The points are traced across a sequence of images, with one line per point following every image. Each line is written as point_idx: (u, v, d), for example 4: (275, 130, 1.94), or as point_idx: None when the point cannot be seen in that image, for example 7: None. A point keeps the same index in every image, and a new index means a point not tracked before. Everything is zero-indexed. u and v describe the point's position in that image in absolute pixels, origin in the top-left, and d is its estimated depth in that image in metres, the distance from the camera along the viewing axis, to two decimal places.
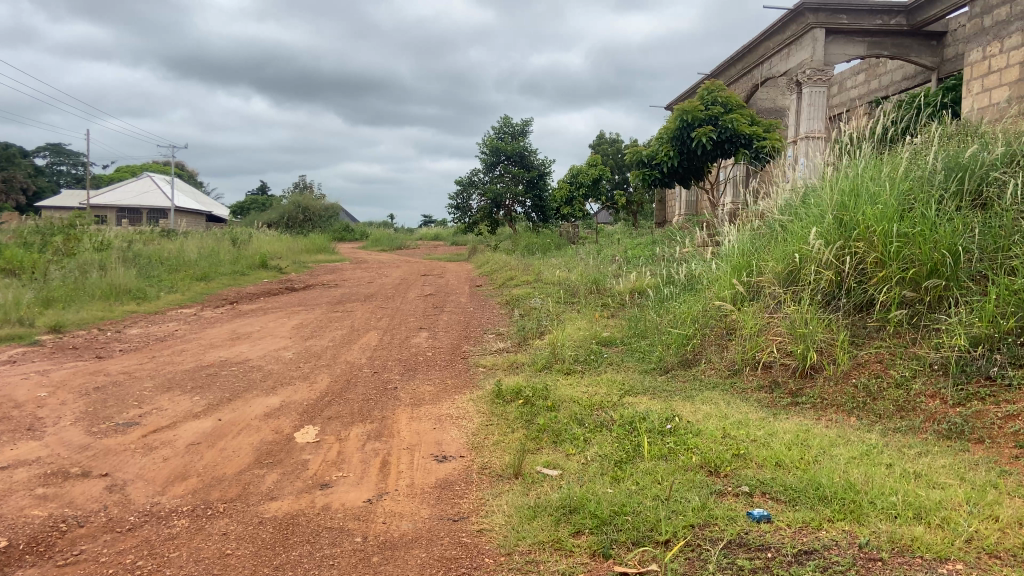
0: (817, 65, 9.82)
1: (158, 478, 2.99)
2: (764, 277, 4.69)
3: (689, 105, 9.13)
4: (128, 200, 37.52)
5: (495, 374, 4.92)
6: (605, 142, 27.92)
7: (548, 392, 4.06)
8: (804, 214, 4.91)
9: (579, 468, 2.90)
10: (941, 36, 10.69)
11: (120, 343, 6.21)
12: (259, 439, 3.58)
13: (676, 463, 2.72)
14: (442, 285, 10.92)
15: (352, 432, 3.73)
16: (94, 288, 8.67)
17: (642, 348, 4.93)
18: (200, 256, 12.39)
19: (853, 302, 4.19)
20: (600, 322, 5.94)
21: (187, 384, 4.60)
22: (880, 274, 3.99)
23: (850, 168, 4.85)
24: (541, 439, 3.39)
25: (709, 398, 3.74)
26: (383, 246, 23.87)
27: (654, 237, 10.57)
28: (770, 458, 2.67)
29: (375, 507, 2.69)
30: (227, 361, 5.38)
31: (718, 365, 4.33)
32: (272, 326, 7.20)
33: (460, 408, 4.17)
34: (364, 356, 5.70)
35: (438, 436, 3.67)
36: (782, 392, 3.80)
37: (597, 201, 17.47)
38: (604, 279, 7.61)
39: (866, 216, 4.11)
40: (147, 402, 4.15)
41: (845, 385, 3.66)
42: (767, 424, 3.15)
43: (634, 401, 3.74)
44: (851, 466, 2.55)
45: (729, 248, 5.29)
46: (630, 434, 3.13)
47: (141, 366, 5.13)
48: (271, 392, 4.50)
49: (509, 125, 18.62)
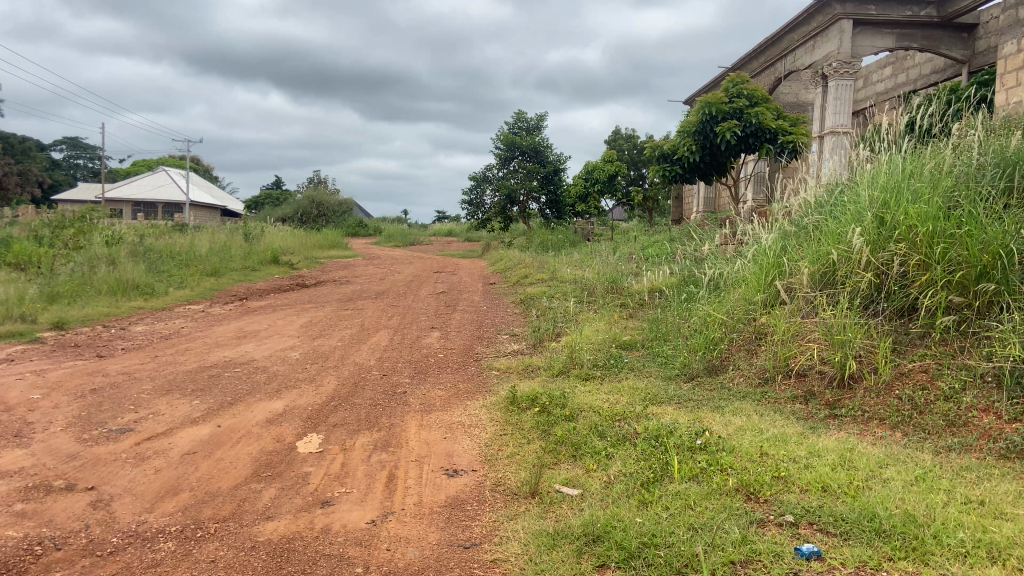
0: (844, 58, 9.48)
1: (147, 492, 2.78)
2: (796, 278, 4.42)
3: (713, 97, 8.84)
4: (144, 194, 37.59)
5: (508, 379, 4.68)
6: (621, 139, 27.65)
7: (567, 400, 3.83)
8: (840, 212, 4.63)
9: (601, 488, 2.66)
10: (973, 28, 10.33)
11: (123, 341, 6.02)
12: (258, 448, 3.36)
13: (709, 486, 2.47)
14: (454, 282, 10.69)
15: (357, 442, 3.50)
16: (101, 283, 8.52)
17: (665, 352, 4.68)
18: (211, 250, 12.22)
19: (894, 306, 3.91)
20: (619, 324, 5.69)
21: (188, 387, 4.39)
22: (923, 278, 3.71)
23: (888, 162, 4.57)
24: (560, 453, 3.16)
25: (740, 409, 3.47)
26: (396, 242, 23.73)
27: (672, 235, 10.28)
28: (815, 482, 2.41)
29: (379, 531, 2.46)
30: (231, 361, 5.18)
31: (748, 372, 4.06)
32: (280, 324, 7.00)
33: (472, 416, 3.93)
34: (373, 357, 5.47)
35: (448, 447, 3.43)
36: (818, 404, 3.53)
37: (612, 197, 16.93)
38: (622, 277, 7.35)
39: (909, 214, 3.83)
40: (144, 406, 3.94)
41: (888, 397, 3.38)
42: (808, 440, 2.90)
43: (660, 413, 3.49)
44: (908, 495, 2.29)
45: (758, 247, 5.02)
46: (655, 451, 2.88)
47: (142, 366, 4.94)
48: (275, 396, 4.28)
49: (525, 120, 18.38)
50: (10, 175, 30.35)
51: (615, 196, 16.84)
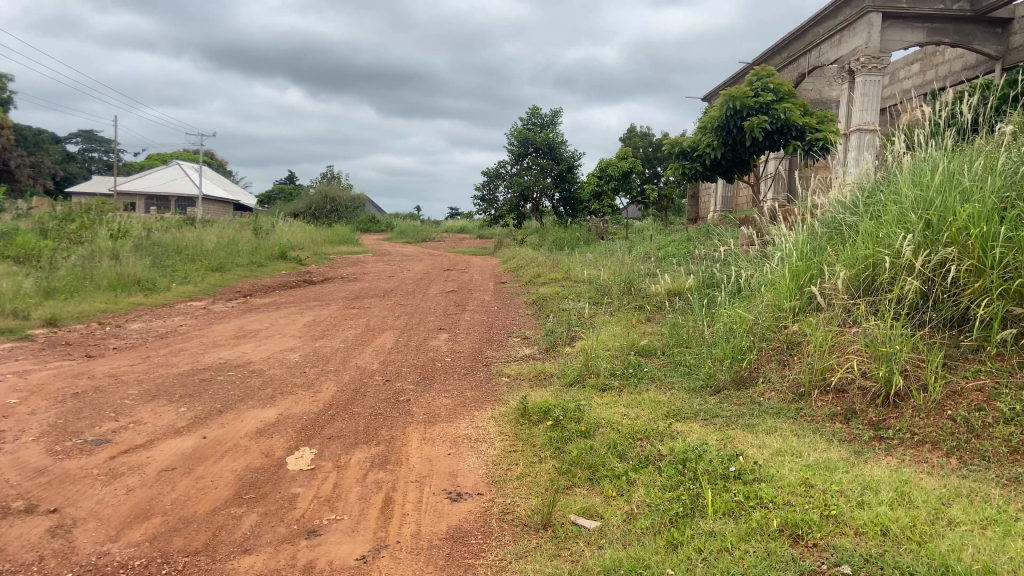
0: (872, 53, 9.08)
1: (113, 518, 2.54)
2: (832, 283, 4.07)
3: (738, 91, 8.48)
4: (157, 187, 37.52)
5: (520, 387, 4.39)
6: (636, 136, 27.25)
7: (582, 414, 3.51)
8: (878, 211, 4.28)
9: (623, 521, 2.36)
10: (1007, 23, 9.93)
11: (116, 339, 5.77)
12: (244, 464, 3.07)
13: (748, 525, 2.16)
14: (465, 281, 10.41)
15: (353, 457, 3.20)
16: (102, 277, 8.29)
17: (688, 361, 4.35)
18: (218, 245, 11.98)
19: (943, 316, 3.55)
20: (637, 328, 5.37)
21: (176, 392, 4.12)
22: (976, 285, 3.36)
23: (929, 158, 4.21)
24: (575, 476, 2.86)
25: (775, 429, 3.14)
26: (408, 238, 23.50)
27: (690, 235, 9.97)
28: (871, 523, 2.09)
29: (369, 570, 2.17)
30: (225, 364, 4.90)
31: (780, 387, 3.72)
32: (282, 323, 6.73)
33: (480, 429, 3.63)
34: (377, 360, 5.17)
35: (452, 465, 3.13)
36: (861, 424, 3.19)
37: (627, 195, 16.53)
38: (639, 279, 7.03)
39: (959, 215, 3.48)
40: (126, 414, 3.69)
41: (939, 418, 3.03)
42: (855, 469, 2.57)
43: (685, 430, 3.17)
44: (984, 541, 1.96)
45: (786, 248, 4.67)
46: (682, 479, 2.57)
47: (131, 368, 4.69)
48: (268, 403, 4.00)
49: (539, 115, 18.03)
50: (24, 167, 30.33)
51: (629, 193, 16.49)
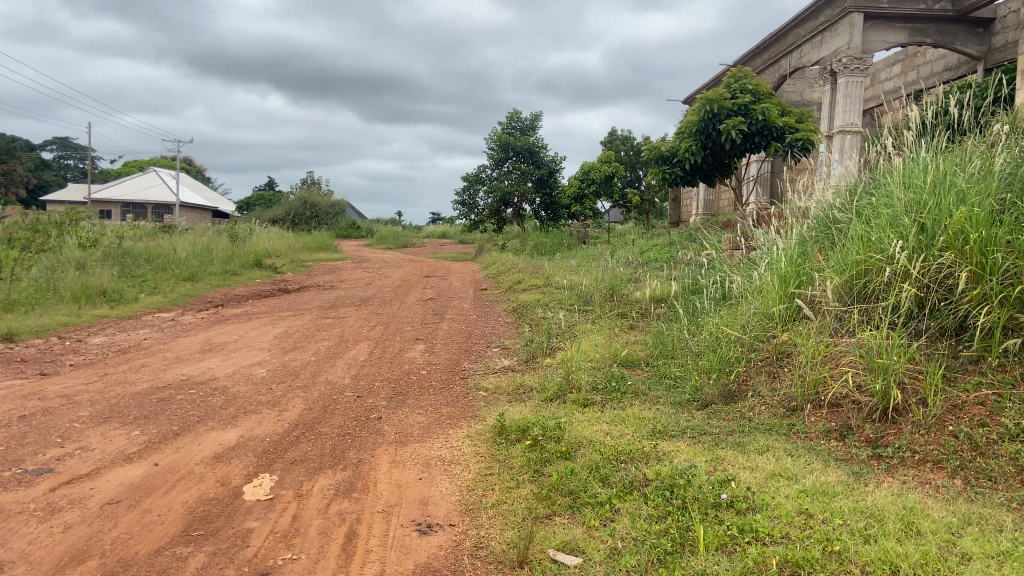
0: (854, 53, 8.98)
1: (45, 560, 2.30)
2: (822, 290, 3.90)
3: (715, 93, 8.34)
4: (133, 195, 36.93)
5: (496, 402, 4.17)
6: (618, 140, 27.19)
7: (563, 432, 3.31)
8: (869, 214, 4.11)
9: (607, 558, 2.16)
10: (988, 23, 9.89)
11: (74, 355, 5.49)
12: (196, 495, 2.83)
13: (744, 564, 1.96)
14: (444, 288, 10.20)
15: (316, 485, 2.96)
16: (65, 289, 7.99)
17: (673, 374, 4.15)
18: (190, 252, 11.66)
19: (940, 325, 3.38)
20: (620, 338, 5.18)
21: (131, 413, 3.87)
22: (975, 292, 3.19)
23: (919, 159, 4.06)
24: (555, 503, 2.66)
25: (768, 448, 2.95)
26: (389, 244, 23.24)
27: (671, 239, 9.82)
28: (879, 561, 1.90)
29: None
30: (188, 380, 4.64)
31: (770, 401, 3.54)
32: (251, 335, 6.47)
33: (454, 450, 3.41)
34: (349, 374, 4.94)
35: (423, 492, 2.91)
36: (857, 441, 3.00)
37: (608, 198, 16.39)
38: (621, 285, 6.84)
39: (955, 218, 3.32)
40: (73, 439, 3.44)
41: (940, 435, 2.84)
42: (857, 494, 2.38)
43: (671, 451, 2.97)
44: None
45: (773, 253, 4.50)
46: (670, 509, 2.36)
47: (86, 387, 4.43)
48: (229, 423, 3.75)
49: (518, 120, 17.86)
50: None
51: (611, 198, 16.36)
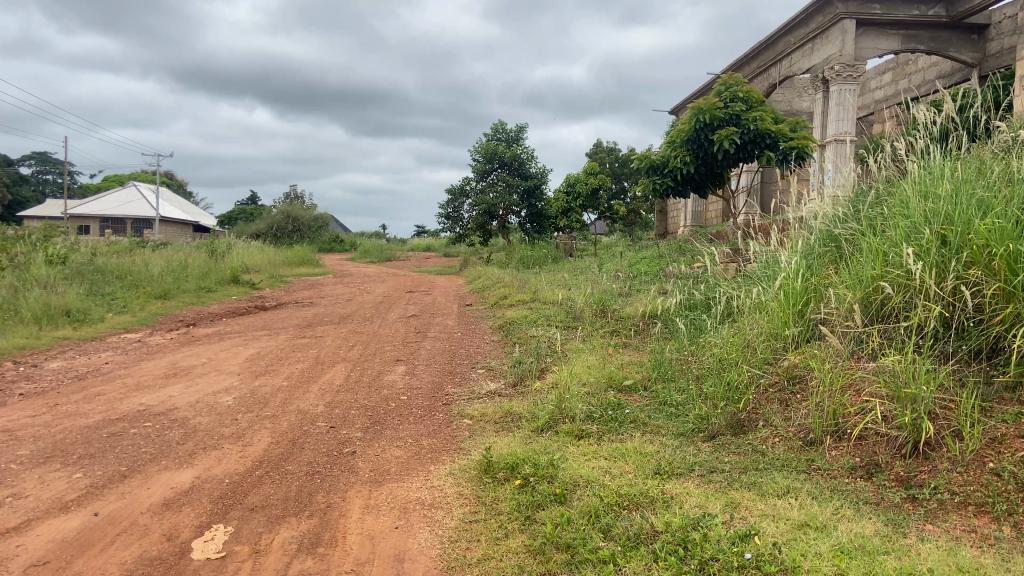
0: (847, 60, 8.79)
1: None
2: (835, 308, 3.58)
3: (705, 102, 8.03)
4: (113, 210, 36.31)
5: (481, 433, 3.82)
6: (604, 150, 26.99)
7: (557, 470, 2.97)
8: (883, 225, 3.81)
9: None
10: (983, 29, 9.71)
11: (26, 382, 5.08)
12: (136, 554, 2.46)
13: None
14: (427, 304, 9.84)
15: (276, 538, 2.60)
16: (26, 308, 7.55)
17: (675, 401, 3.82)
18: (164, 268, 11.23)
19: (969, 347, 3.07)
20: (614, 358, 4.85)
21: (75, 452, 3.48)
22: (1008, 312, 2.88)
23: (934, 166, 3.76)
24: (550, 559, 2.31)
25: (790, 490, 2.62)
26: (373, 257, 22.85)
27: (661, 251, 9.52)
28: None
29: None
30: (145, 411, 4.25)
31: (784, 433, 3.21)
32: (222, 357, 6.06)
33: (435, 490, 3.06)
34: (322, 402, 4.56)
35: (398, 545, 2.55)
36: (888, 480, 2.68)
37: (595, 211, 16.11)
38: (611, 300, 6.52)
39: (981, 229, 3.02)
40: (5, 485, 3.05)
41: (981, 473, 2.52)
42: (902, 552, 2.04)
43: (680, 494, 2.63)
44: None
45: (778, 268, 4.19)
46: (685, 573, 2.03)
47: (31, 421, 4.03)
48: (185, 463, 3.37)
49: (504, 131, 17.59)
50: None
51: (597, 210, 16.08)
